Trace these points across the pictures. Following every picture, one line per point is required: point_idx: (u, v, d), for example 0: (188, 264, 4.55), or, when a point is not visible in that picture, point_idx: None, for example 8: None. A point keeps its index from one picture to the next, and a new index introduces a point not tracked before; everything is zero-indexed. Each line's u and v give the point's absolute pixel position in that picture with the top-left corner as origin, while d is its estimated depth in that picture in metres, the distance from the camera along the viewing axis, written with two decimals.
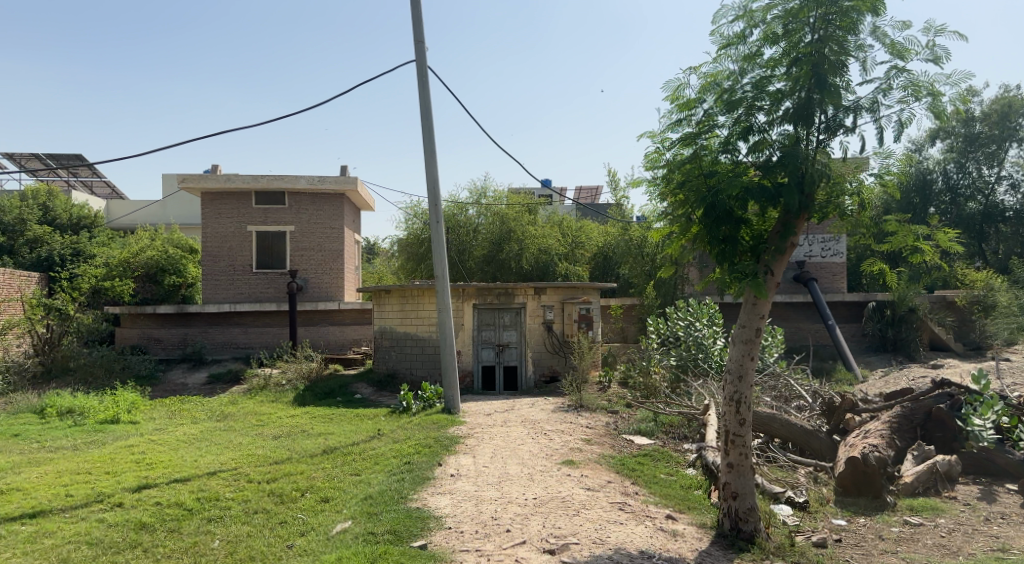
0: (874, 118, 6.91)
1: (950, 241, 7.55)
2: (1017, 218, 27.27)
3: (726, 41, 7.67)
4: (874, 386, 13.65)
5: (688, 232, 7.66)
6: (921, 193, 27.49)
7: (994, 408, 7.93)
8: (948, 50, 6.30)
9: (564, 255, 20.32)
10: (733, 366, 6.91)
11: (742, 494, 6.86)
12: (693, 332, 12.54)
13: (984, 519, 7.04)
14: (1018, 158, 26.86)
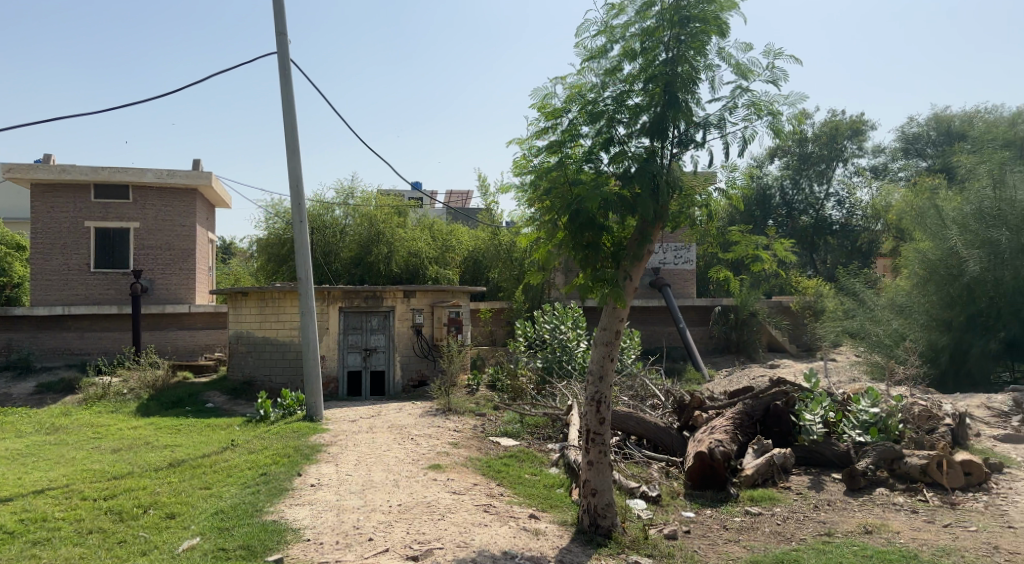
0: (721, 136, 7.40)
1: (785, 252, 8.21)
2: (842, 231, 30.04)
3: (590, 54, 7.93)
4: (721, 385, 14.57)
5: (554, 238, 7.82)
6: (762, 206, 29.88)
7: (822, 404, 8.66)
8: (784, 72, 6.84)
9: (435, 258, 20.36)
10: (594, 368, 7.15)
11: (600, 490, 7.10)
12: (559, 335, 12.88)
13: (814, 507, 7.67)
14: (844, 177, 29.77)
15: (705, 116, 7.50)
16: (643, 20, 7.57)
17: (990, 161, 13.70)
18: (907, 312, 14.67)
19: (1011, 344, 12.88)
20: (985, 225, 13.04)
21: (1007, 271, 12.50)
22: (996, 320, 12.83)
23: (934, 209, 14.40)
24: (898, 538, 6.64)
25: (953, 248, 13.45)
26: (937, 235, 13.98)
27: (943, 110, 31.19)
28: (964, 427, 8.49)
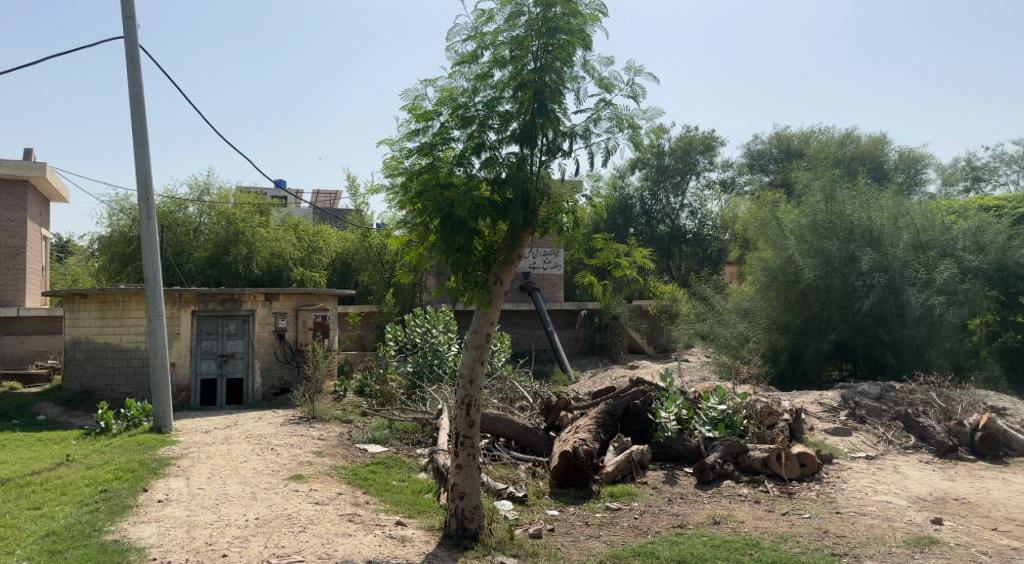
0: (586, 146, 7.64)
1: (644, 259, 8.61)
2: (695, 240, 32.14)
3: (460, 59, 7.94)
4: (585, 386, 15.13)
5: (426, 241, 7.70)
6: (623, 215, 31.34)
7: (676, 402, 9.20)
8: (643, 88, 7.15)
9: (301, 260, 19.70)
10: (465, 370, 7.10)
11: (468, 493, 7.11)
12: (430, 339, 12.85)
13: (667, 500, 8.05)
14: (696, 189, 31.86)
15: (571, 127, 7.71)
16: (512, 29, 7.67)
17: (824, 179, 15.10)
18: (751, 316, 15.94)
19: (839, 346, 14.18)
20: (818, 236, 14.31)
21: (836, 278, 13.83)
22: (828, 324, 14.11)
23: (774, 220, 15.66)
24: (742, 526, 7.10)
25: (790, 257, 14.72)
26: (777, 244, 15.24)
27: (781, 131, 34.17)
28: (800, 422, 9.09)
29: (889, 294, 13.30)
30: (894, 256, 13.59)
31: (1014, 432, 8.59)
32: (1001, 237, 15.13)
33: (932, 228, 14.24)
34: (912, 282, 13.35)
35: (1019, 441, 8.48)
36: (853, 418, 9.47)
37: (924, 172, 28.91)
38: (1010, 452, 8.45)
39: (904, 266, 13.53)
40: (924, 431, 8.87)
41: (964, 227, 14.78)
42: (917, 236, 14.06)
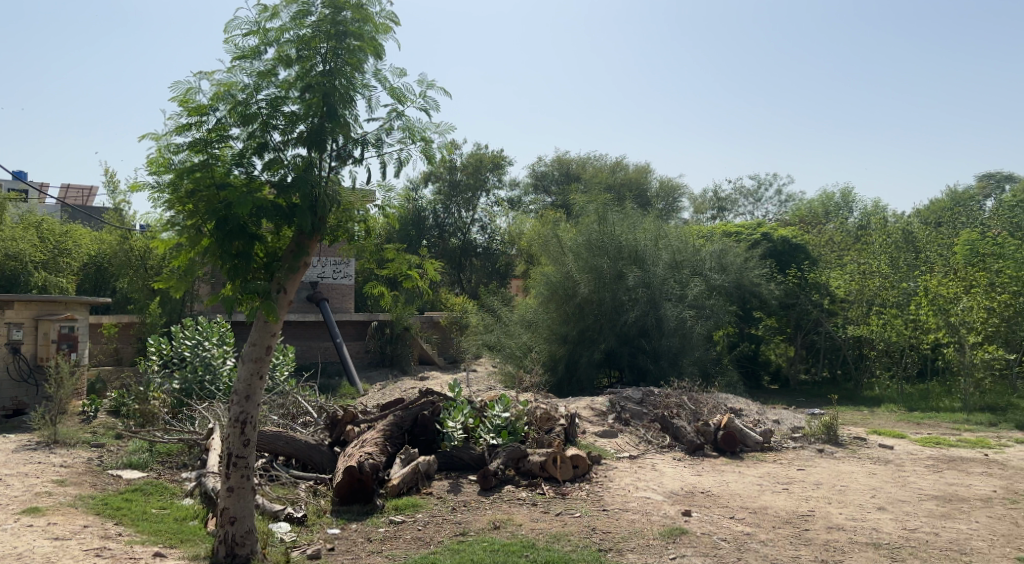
0: (379, 155, 7.35)
1: (435, 272, 8.48)
2: (484, 253, 33.37)
3: (241, 54, 7.29)
4: (372, 398, 14.94)
5: (199, 245, 6.85)
6: (416, 227, 31.83)
7: (463, 411, 9.02)
8: (436, 101, 6.77)
9: (43, 264, 17.65)
10: (240, 387, 6.61)
11: (240, 517, 6.60)
12: (202, 352, 11.85)
13: (451, 509, 7.78)
14: (486, 205, 33.16)
15: (362, 135, 7.38)
16: (299, 28, 7.18)
17: (597, 203, 16.45)
18: (534, 327, 16.39)
19: (609, 355, 15.22)
20: (592, 254, 15.48)
21: (607, 293, 15.10)
22: (598, 334, 15.15)
23: (555, 239, 16.47)
24: (520, 530, 7.16)
25: (569, 273, 15.65)
26: (557, 260, 16.06)
27: (564, 154, 36.49)
28: (574, 426, 9.39)
29: (650, 306, 14.76)
30: (654, 273, 15.01)
31: (749, 430, 9.36)
32: (739, 260, 17.54)
33: (685, 249, 16.12)
34: (668, 297, 14.95)
35: (753, 437, 9.23)
36: (619, 421, 9.94)
37: (680, 201, 32.51)
38: (745, 448, 9.18)
39: (663, 282, 15.03)
40: (677, 431, 9.42)
41: (710, 251, 17.05)
42: (672, 257, 15.74)
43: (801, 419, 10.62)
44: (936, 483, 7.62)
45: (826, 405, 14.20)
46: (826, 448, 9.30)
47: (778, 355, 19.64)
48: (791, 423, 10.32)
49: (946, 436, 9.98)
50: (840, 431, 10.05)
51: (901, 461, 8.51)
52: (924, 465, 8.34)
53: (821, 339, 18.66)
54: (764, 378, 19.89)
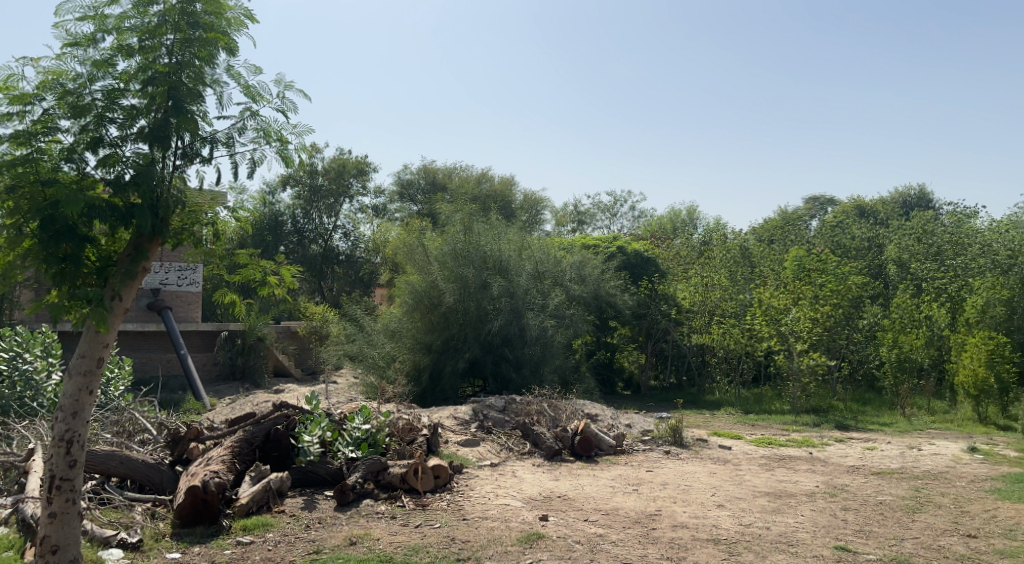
0: (231, 154, 6.57)
1: (293, 279, 7.97)
2: (346, 261, 32.75)
3: (73, 40, 6.31)
4: (222, 413, 14.07)
5: (18, 249, 5.78)
6: (273, 232, 30.64)
7: (321, 424, 8.42)
8: (294, 103, 6.43)
9: None
10: (67, 402, 5.86)
11: (63, 546, 5.92)
12: (21, 366, 10.71)
13: (305, 526, 7.24)
14: (349, 212, 32.44)
15: (212, 131, 6.57)
16: (141, 15, 6.23)
17: (462, 212, 15.74)
18: (398, 336, 15.22)
19: (472, 364, 14.54)
20: (458, 263, 14.67)
21: (472, 303, 14.37)
22: (463, 343, 14.37)
23: (421, 248, 15.49)
24: (378, 544, 6.81)
25: (433, 282, 14.75)
26: (422, 269, 15.15)
27: (431, 163, 36.23)
28: (437, 436, 9.17)
29: (513, 316, 14.35)
30: (518, 283, 14.73)
31: (603, 434, 9.73)
32: (597, 271, 17.74)
33: (547, 261, 16.21)
34: (531, 307, 14.80)
35: (606, 441, 9.60)
36: (482, 429, 10.00)
37: (543, 214, 33.35)
38: (599, 452, 9.53)
39: (526, 293, 14.79)
40: (536, 438, 9.59)
41: (571, 260, 17.30)
42: (535, 268, 15.70)
43: (651, 423, 11.15)
44: (768, 481, 8.20)
45: (675, 409, 15.11)
46: (672, 449, 9.87)
47: (631, 363, 19.77)
48: (641, 426, 10.80)
49: (775, 436, 10.91)
50: (685, 433, 10.72)
51: (738, 461, 9.18)
52: (757, 464, 9.03)
53: (669, 348, 19.21)
54: (618, 385, 20.11)
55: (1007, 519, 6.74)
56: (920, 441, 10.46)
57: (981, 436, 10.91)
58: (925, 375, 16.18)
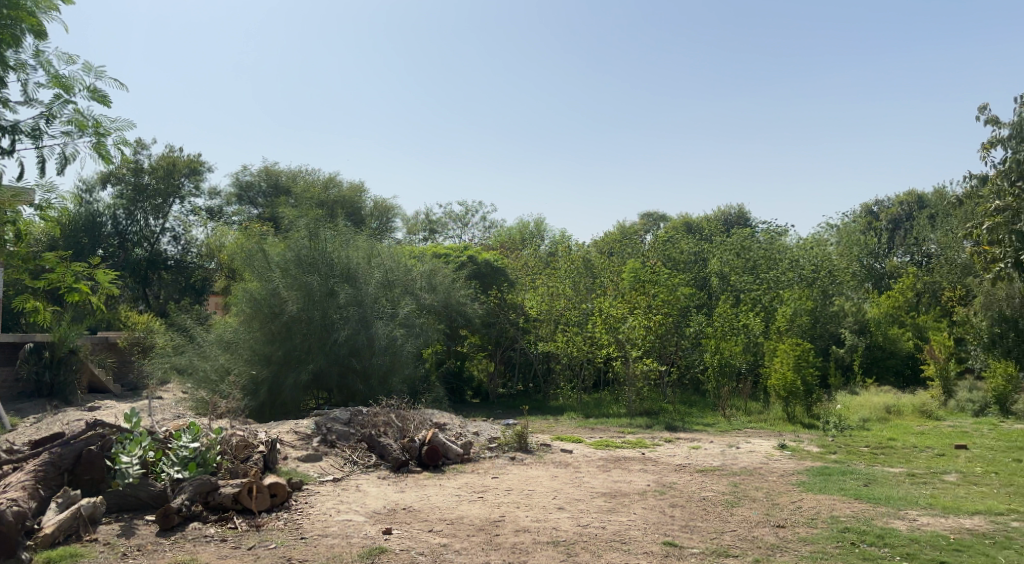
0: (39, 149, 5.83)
1: (111, 285, 7.20)
2: (176, 267, 30.67)
3: None
4: (25, 434, 12.46)
5: None
6: (90, 233, 27.73)
7: (143, 444, 7.70)
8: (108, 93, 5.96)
9: None
10: None
11: None
12: None
13: (121, 556, 6.46)
14: (179, 214, 30.28)
15: (18, 121, 5.81)
16: None
17: (308, 216, 14.91)
18: (233, 348, 14.29)
19: (317, 377, 13.92)
20: (301, 271, 13.97)
21: (316, 312, 13.73)
22: (307, 355, 13.70)
23: (260, 252, 14.34)
24: None
25: (274, 290, 13.90)
26: (261, 275, 14.18)
27: (271, 165, 33.99)
28: (275, 451, 8.69)
29: (361, 325, 13.86)
30: (366, 292, 14.25)
31: (451, 443, 9.74)
32: (448, 280, 17.65)
33: (398, 269, 15.80)
34: (380, 315, 14.36)
35: (453, 450, 9.61)
36: (325, 443, 9.67)
37: (393, 222, 32.79)
38: (447, 461, 9.52)
39: (374, 301, 14.36)
40: (383, 449, 9.46)
41: (421, 269, 17.19)
42: (385, 276, 15.25)
43: (498, 430, 11.32)
44: (604, 483, 8.49)
45: (520, 417, 15.44)
46: (517, 455, 10.05)
47: (480, 371, 19.49)
48: (489, 434, 10.93)
49: (612, 439, 11.42)
50: (529, 439, 10.97)
51: (578, 464, 9.51)
52: (595, 466, 9.40)
53: (517, 356, 19.40)
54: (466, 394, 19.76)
55: (810, 508, 7.39)
56: (737, 440, 11.35)
57: (787, 434, 11.97)
58: (743, 378, 17.62)
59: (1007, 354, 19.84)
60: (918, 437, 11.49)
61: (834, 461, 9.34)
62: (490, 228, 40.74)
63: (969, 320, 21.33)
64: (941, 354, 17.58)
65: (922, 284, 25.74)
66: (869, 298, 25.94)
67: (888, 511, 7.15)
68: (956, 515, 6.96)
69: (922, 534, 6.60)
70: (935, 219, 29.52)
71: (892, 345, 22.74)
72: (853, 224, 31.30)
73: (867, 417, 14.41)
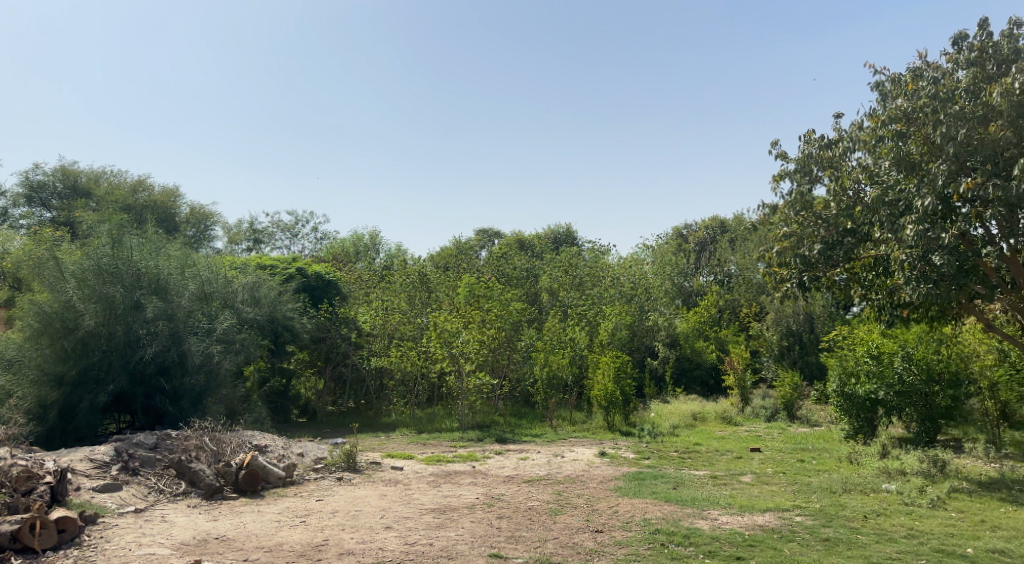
0: None
1: None
2: None
3: None
4: None
5: None
6: None
7: None
8: None
9: None
10: None
11: None
12: None
13: None
14: None
15: None
16: None
17: (109, 221, 13.63)
18: (17, 367, 12.62)
19: (118, 398, 12.94)
20: (102, 280, 12.62)
21: (119, 326, 12.55)
22: (106, 373, 12.62)
23: (52, 260, 12.65)
24: None
25: (69, 301, 12.40)
26: (52, 284, 12.59)
27: None
28: (65, 482, 7.79)
29: (172, 342, 13.03)
30: (179, 305, 13.40)
31: (272, 466, 9.30)
32: (273, 293, 16.81)
33: (214, 280, 15.02)
34: (194, 331, 13.58)
35: (275, 473, 9.19)
36: (125, 471, 8.87)
37: (212, 230, 30.73)
38: (267, 485, 9.09)
39: (188, 315, 13.57)
40: (193, 476, 8.83)
41: (242, 281, 16.12)
42: (200, 288, 14.46)
43: (325, 450, 11.05)
44: (433, 499, 8.46)
45: (348, 434, 15.23)
46: (344, 475, 9.79)
47: (309, 390, 19.28)
48: (314, 455, 10.62)
49: (443, 454, 11.49)
50: (358, 458, 10.74)
51: (408, 481, 9.45)
52: (425, 482, 9.38)
53: (348, 371, 19.26)
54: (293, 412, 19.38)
55: (626, 512, 7.78)
56: (562, 449, 11.80)
57: (607, 442, 12.61)
58: (568, 390, 18.43)
59: (793, 364, 22.32)
60: (719, 442, 12.56)
61: (648, 467, 9.99)
62: (323, 239, 39.44)
63: (762, 334, 23.69)
64: (740, 366, 19.32)
65: (725, 301, 28.04)
66: (680, 313, 27.98)
67: (693, 512, 7.69)
68: (750, 513, 7.62)
69: (722, 532, 7.10)
70: (734, 243, 32.63)
71: (698, 357, 24.48)
72: (667, 245, 33.90)
73: (676, 424, 15.55)
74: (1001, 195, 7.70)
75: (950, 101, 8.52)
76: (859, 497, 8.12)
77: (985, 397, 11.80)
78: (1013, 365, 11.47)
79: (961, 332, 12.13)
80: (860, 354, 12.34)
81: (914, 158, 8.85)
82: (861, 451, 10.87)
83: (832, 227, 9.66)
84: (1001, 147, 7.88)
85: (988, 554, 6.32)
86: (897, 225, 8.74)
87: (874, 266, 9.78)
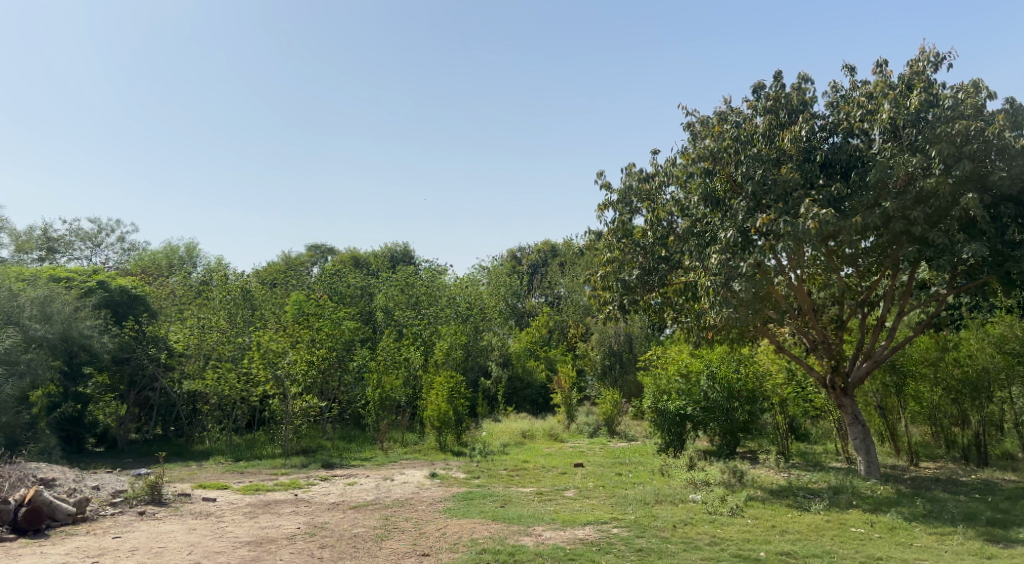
0: None
1: None
2: None
3: None
4: None
5: None
6: None
7: None
8: None
9: None
10: None
11: None
12: None
13: None
14: None
15: None
16: None
17: None
18: None
19: None
20: None
21: None
22: None
23: None
24: None
25: None
26: None
27: None
28: None
29: None
30: None
31: (59, 502, 8.24)
32: (68, 308, 14.91)
33: None
34: None
35: (63, 509, 8.15)
36: None
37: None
38: (52, 523, 8.02)
39: None
40: None
41: (30, 294, 14.13)
42: None
43: (126, 482, 10.00)
44: (250, 531, 7.91)
45: (155, 465, 13.93)
46: (147, 509, 8.90)
47: (107, 415, 16.90)
48: (112, 488, 9.58)
49: (263, 482, 10.83)
50: (165, 489, 9.83)
51: (222, 513, 8.77)
52: (241, 513, 8.76)
53: (155, 396, 17.71)
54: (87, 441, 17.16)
55: (453, 534, 7.74)
56: (392, 472, 11.58)
57: (437, 463, 12.55)
58: (401, 410, 18.23)
59: (614, 381, 23.61)
60: (546, 458, 13.00)
61: (477, 486, 10.05)
62: (130, 249, 35.83)
63: (587, 354, 24.96)
64: (566, 384, 20.18)
65: (553, 323, 29.32)
66: (513, 332, 28.76)
67: (518, 529, 7.83)
68: (572, 527, 7.90)
69: (545, 547, 7.27)
70: (564, 266, 34.34)
71: (529, 376, 25.78)
72: (501, 266, 34.76)
73: (506, 443, 15.86)
74: (789, 231, 8.72)
75: (749, 144, 9.85)
76: (670, 508, 8.70)
77: (776, 412, 13.32)
78: (800, 384, 12.77)
79: (757, 352, 13.35)
80: (671, 373, 13.52)
81: (719, 195, 10.04)
82: (672, 464, 11.72)
83: (649, 255, 10.62)
84: (790, 187, 9.33)
85: (777, 556, 7.00)
86: (703, 254, 9.92)
87: (685, 291, 10.79)
